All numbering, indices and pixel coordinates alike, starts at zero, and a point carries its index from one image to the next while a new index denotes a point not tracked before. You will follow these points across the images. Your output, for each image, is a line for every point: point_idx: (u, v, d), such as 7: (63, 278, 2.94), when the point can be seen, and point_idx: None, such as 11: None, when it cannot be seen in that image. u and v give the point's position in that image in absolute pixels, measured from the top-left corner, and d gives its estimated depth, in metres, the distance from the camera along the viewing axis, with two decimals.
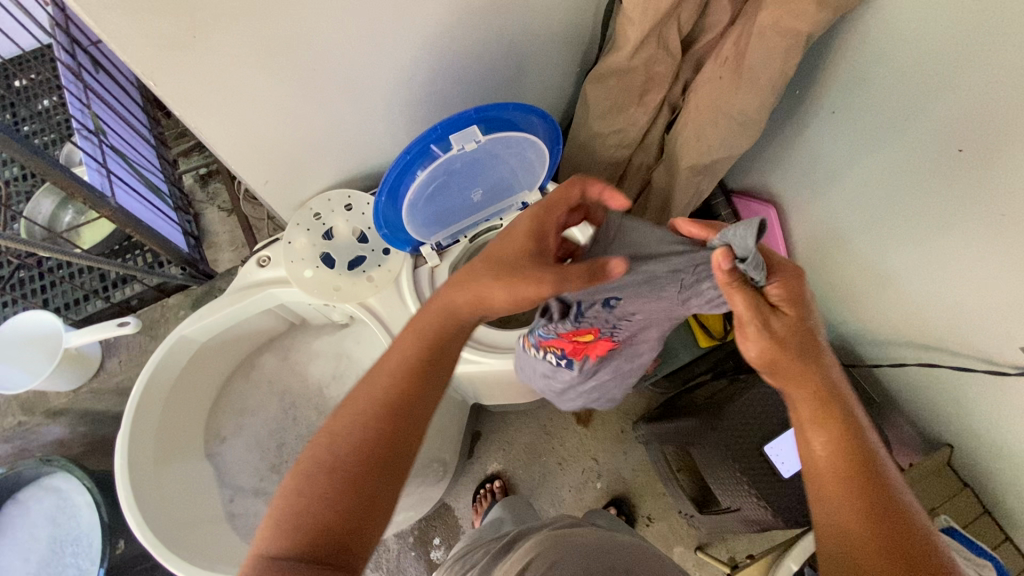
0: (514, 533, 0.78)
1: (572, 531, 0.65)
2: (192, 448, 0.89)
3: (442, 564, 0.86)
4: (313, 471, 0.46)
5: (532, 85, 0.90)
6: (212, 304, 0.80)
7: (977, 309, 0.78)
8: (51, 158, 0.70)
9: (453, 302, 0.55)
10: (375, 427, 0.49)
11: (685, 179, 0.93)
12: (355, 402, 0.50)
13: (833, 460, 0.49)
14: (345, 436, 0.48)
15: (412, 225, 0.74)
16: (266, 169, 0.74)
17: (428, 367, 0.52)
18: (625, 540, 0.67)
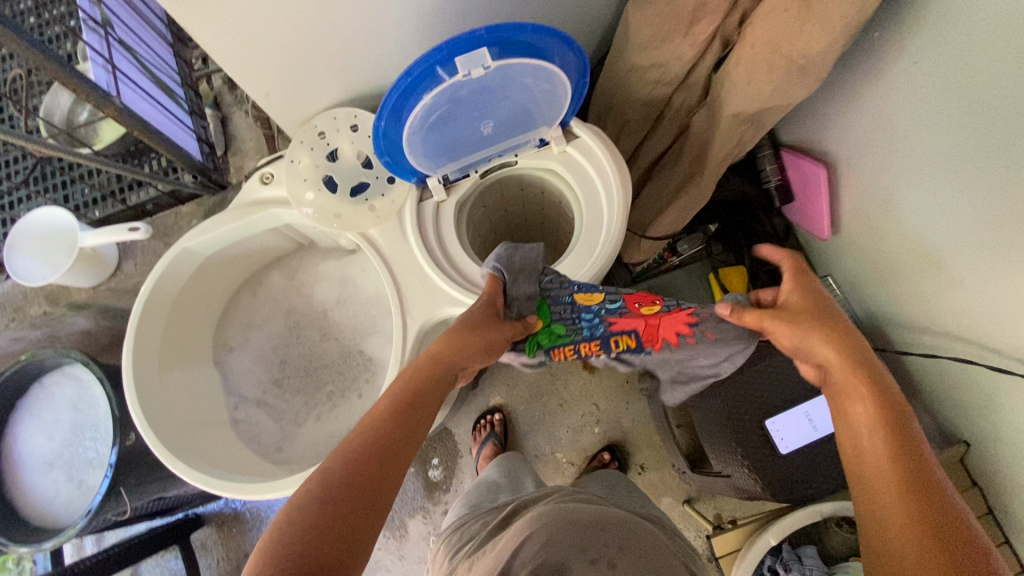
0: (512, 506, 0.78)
1: (569, 505, 0.63)
2: (200, 355, 0.92)
3: (441, 532, 0.87)
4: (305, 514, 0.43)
5: (568, 4, 0.79)
6: (214, 218, 0.79)
7: None
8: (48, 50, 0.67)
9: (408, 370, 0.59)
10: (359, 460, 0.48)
11: (727, 128, 0.84)
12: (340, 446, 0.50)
13: (879, 435, 0.47)
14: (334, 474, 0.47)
15: (417, 155, 0.69)
16: (266, 81, 0.69)
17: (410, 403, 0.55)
18: (619, 513, 0.65)
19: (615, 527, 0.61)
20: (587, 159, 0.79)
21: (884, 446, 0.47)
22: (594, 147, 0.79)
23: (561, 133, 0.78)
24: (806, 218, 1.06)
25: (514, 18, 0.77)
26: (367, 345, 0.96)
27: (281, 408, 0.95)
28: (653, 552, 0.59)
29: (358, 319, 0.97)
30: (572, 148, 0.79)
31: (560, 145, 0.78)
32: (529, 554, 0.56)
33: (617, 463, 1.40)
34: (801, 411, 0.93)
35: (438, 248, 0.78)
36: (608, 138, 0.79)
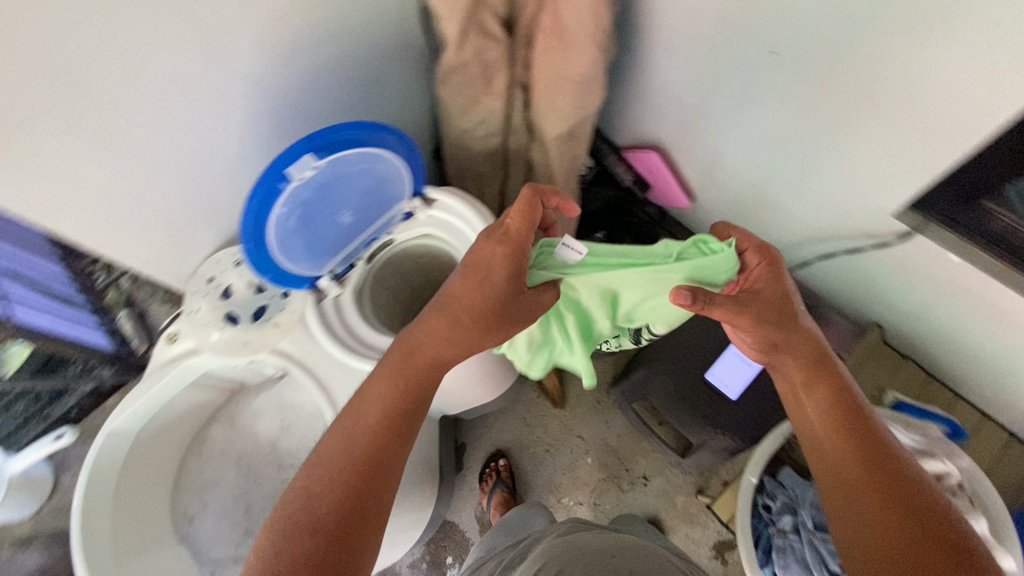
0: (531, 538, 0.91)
1: (587, 542, 0.76)
2: (160, 535, 0.90)
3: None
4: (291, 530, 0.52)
5: (384, 98, 0.94)
6: (133, 391, 0.83)
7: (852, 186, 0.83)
8: None
9: (393, 382, 0.61)
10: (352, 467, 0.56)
11: (557, 149, 0.97)
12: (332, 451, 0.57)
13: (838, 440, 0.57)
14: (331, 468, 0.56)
15: (286, 259, 0.76)
16: (139, 235, 0.77)
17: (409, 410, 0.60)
18: (634, 544, 0.77)
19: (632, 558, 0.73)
20: (450, 214, 0.87)
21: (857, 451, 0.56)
22: (453, 203, 0.87)
23: (420, 202, 0.88)
24: (668, 196, 1.20)
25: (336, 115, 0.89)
26: None
27: None
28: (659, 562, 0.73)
29: (308, 437, 0.97)
30: (434, 210, 0.88)
31: (422, 212, 0.88)
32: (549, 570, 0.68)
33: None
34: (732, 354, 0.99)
35: (346, 333, 0.83)
36: (461, 191, 0.88)
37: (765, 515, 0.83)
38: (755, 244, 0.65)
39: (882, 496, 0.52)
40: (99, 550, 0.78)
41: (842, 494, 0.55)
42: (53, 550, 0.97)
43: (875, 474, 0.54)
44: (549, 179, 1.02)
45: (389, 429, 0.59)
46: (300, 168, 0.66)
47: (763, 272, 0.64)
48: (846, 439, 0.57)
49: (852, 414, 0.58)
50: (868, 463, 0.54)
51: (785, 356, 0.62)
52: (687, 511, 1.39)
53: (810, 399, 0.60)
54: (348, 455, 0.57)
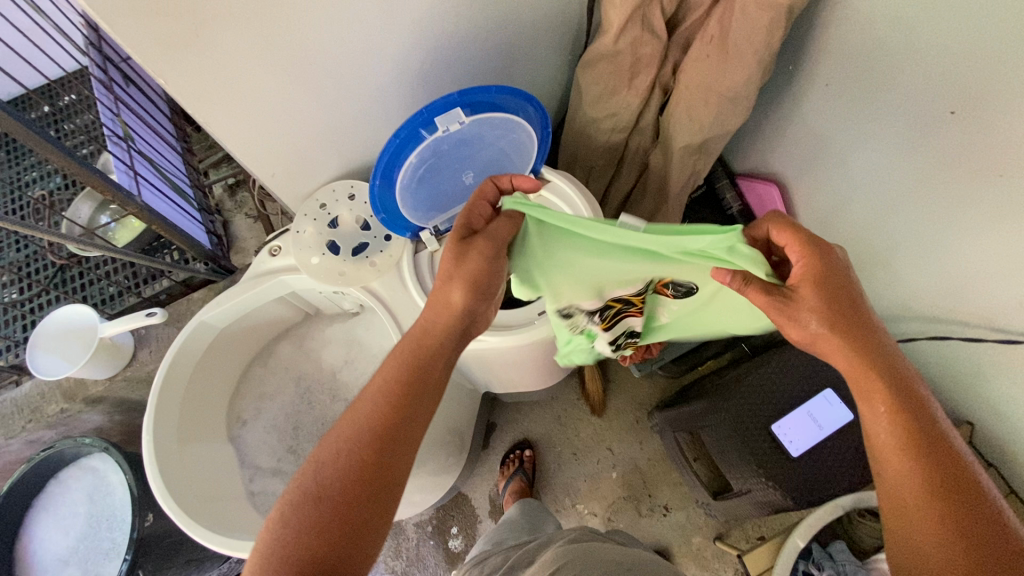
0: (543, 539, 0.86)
1: (599, 546, 0.72)
2: (216, 430, 0.94)
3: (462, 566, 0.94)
4: (303, 508, 0.51)
5: (524, 70, 0.94)
6: (228, 292, 0.86)
7: (997, 273, 0.77)
8: (88, 164, 0.78)
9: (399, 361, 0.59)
10: (358, 444, 0.54)
11: (681, 160, 0.95)
12: (342, 425, 0.56)
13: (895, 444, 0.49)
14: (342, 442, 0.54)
15: (407, 206, 0.77)
16: (274, 153, 0.78)
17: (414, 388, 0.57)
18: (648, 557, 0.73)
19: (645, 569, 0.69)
20: (562, 199, 0.86)
21: (912, 465, 0.48)
22: (566, 187, 0.86)
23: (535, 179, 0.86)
24: None
25: (478, 77, 0.88)
26: None
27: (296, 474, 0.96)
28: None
29: (367, 377, 1.00)
30: (546, 191, 0.87)
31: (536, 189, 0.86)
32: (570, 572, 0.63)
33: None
34: (803, 412, 0.95)
35: None
36: (577, 179, 0.87)
37: None
38: (798, 240, 0.52)
39: (943, 519, 0.45)
40: (164, 428, 0.83)
41: (899, 503, 0.48)
42: None
43: (937, 492, 0.46)
44: (662, 188, 1.00)
45: (408, 415, 0.56)
46: (447, 121, 0.68)
47: (809, 285, 0.51)
48: (904, 442, 0.48)
49: (917, 418, 0.49)
50: (929, 473, 0.47)
51: (837, 347, 0.51)
52: (700, 553, 1.35)
53: (865, 393, 0.50)
54: (361, 430, 0.54)
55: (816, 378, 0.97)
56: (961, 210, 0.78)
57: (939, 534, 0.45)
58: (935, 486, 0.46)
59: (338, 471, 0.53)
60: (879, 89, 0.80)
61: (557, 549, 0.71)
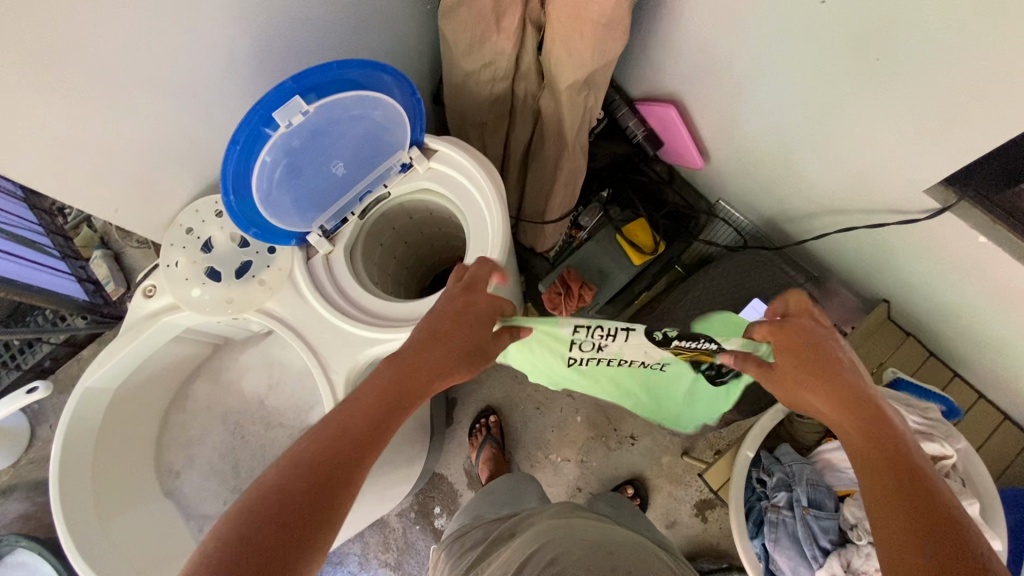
0: (517, 518, 0.84)
1: (575, 528, 0.70)
2: (146, 491, 0.87)
3: (442, 542, 0.93)
4: (215, 540, 0.44)
5: (381, 32, 0.84)
6: (108, 348, 0.77)
7: (890, 159, 0.77)
8: None
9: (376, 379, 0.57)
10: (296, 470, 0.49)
11: (570, 100, 0.89)
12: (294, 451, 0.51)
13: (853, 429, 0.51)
14: (287, 468, 0.49)
15: (274, 211, 0.69)
16: (108, 186, 0.68)
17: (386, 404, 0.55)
18: (628, 538, 0.72)
19: (623, 548, 0.67)
20: (452, 168, 0.81)
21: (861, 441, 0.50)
22: (454, 155, 0.81)
23: (420, 153, 0.80)
24: (681, 155, 1.13)
25: (328, 51, 0.78)
26: (313, 418, 0.94)
27: None
28: (648, 555, 0.68)
29: (298, 396, 0.95)
30: (435, 163, 0.81)
31: (422, 163, 0.80)
32: (534, 567, 0.60)
33: (639, 499, 1.37)
34: None
35: (337, 294, 0.77)
36: (463, 142, 0.81)
37: (758, 489, 0.86)
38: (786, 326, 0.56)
39: (901, 503, 0.44)
40: (80, 511, 0.75)
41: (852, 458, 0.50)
42: (34, 500, 0.95)
43: (897, 476, 0.46)
44: (559, 132, 0.95)
45: (358, 427, 0.53)
46: (288, 113, 0.60)
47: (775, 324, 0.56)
48: (867, 436, 0.49)
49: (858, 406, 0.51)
50: (886, 461, 0.47)
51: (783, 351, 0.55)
52: (672, 471, 1.41)
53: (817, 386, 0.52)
54: (307, 461, 0.49)
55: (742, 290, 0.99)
56: (847, 101, 0.76)
57: (894, 509, 0.44)
58: (897, 471, 0.46)
59: (261, 505, 0.46)
60: None
61: (528, 535, 0.70)
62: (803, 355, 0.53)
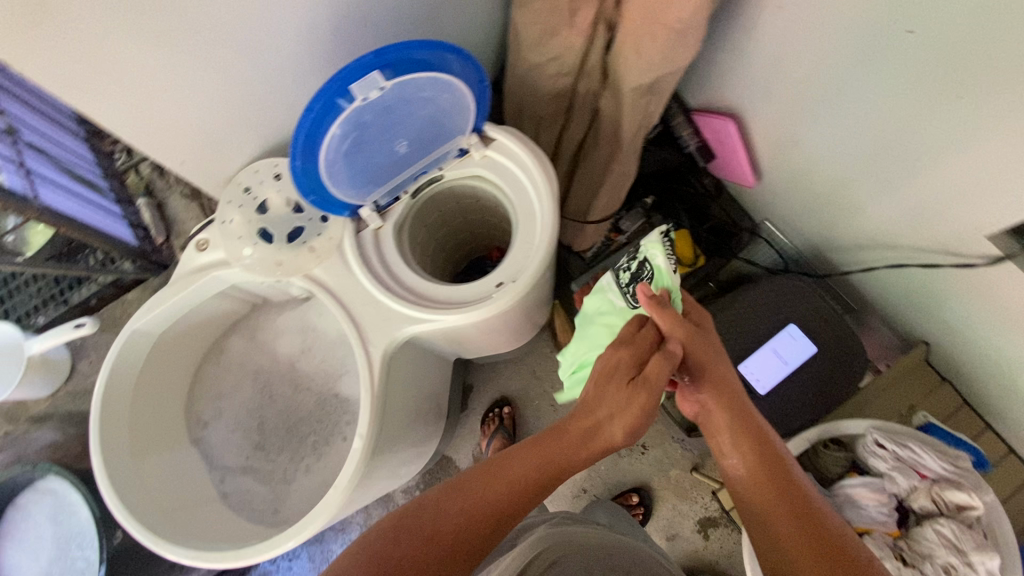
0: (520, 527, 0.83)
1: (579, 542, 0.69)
2: (175, 436, 0.90)
3: None
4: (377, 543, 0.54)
5: (454, 14, 0.84)
6: (158, 296, 0.79)
7: (955, 200, 0.75)
8: None
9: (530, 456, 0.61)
10: (476, 520, 0.57)
11: (632, 103, 0.88)
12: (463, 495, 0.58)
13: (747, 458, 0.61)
14: (449, 512, 0.57)
15: (334, 182, 0.70)
16: (177, 138, 0.69)
17: (542, 485, 0.61)
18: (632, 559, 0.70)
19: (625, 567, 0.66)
20: (507, 158, 0.81)
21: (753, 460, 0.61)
22: (511, 145, 0.81)
23: (477, 139, 0.81)
24: (732, 171, 1.11)
25: (400, 28, 0.79)
26: (340, 387, 0.96)
27: (268, 470, 0.94)
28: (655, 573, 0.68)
29: (328, 363, 0.97)
30: (491, 151, 0.82)
31: (478, 150, 0.81)
32: None
33: (643, 508, 1.37)
34: (768, 350, 0.96)
35: (383, 271, 0.79)
36: (521, 134, 0.81)
37: None
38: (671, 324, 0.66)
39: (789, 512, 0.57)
40: (116, 447, 0.78)
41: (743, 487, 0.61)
42: (68, 431, 0.98)
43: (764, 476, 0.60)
44: (616, 134, 0.94)
45: (512, 501, 0.59)
46: (364, 88, 0.60)
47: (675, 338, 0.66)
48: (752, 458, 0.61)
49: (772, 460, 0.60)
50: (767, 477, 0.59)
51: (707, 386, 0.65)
52: (680, 485, 1.41)
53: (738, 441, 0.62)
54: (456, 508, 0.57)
55: (779, 314, 0.98)
56: (919, 136, 0.75)
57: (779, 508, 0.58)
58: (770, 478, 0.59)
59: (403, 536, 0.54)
60: (834, 8, 0.74)
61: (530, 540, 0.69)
62: (727, 405, 0.63)
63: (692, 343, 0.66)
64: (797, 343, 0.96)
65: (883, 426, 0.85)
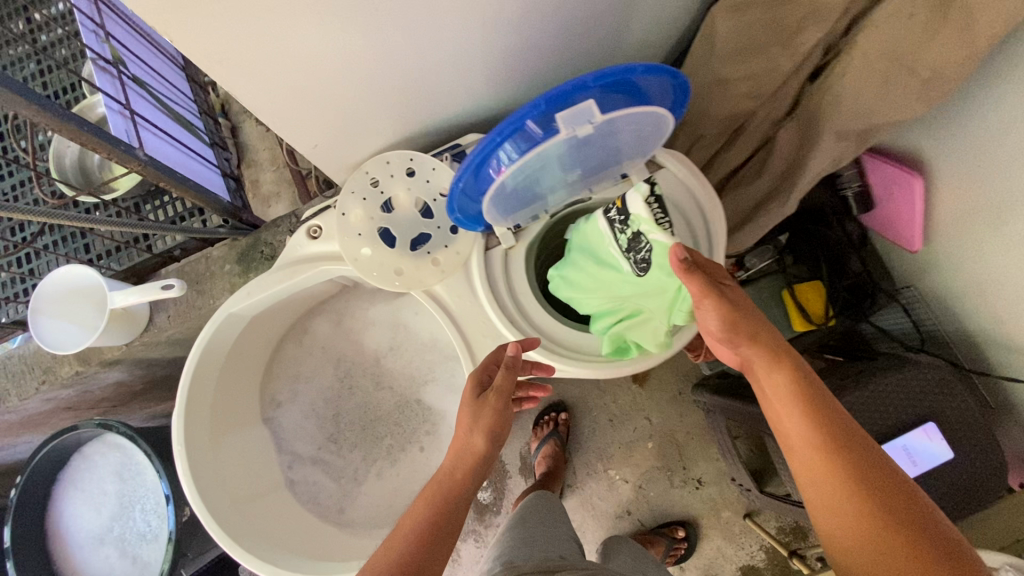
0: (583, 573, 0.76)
1: None
2: (249, 416, 0.85)
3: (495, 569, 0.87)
4: None
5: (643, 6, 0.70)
6: (259, 280, 0.71)
7: None
8: (80, 120, 0.60)
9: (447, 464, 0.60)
10: (422, 515, 0.56)
11: (824, 146, 0.74)
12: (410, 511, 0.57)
13: (797, 427, 0.54)
14: (404, 528, 0.55)
15: (490, 207, 0.60)
16: (315, 114, 0.59)
17: (458, 482, 0.59)
18: None
19: None
20: (673, 193, 0.70)
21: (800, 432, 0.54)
22: (681, 179, 0.70)
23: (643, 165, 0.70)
24: (890, 228, 0.97)
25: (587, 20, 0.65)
26: (425, 394, 0.90)
27: (338, 465, 0.89)
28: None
29: (415, 366, 0.90)
30: (655, 181, 0.71)
31: (642, 178, 0.69)
32: None
33: (687, 543, 1.33)
34: (899, 446, 0.86)
35: (512, 304, 0.69)
36: (696, 168, 0.70)
37: None
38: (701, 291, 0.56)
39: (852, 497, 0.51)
40: (196, 430, 0.73)
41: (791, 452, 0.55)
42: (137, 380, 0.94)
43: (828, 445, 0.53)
44: (788, 175, 0.81)
45: (455, 480, 0.59)
46: (574, 120, 0.50)
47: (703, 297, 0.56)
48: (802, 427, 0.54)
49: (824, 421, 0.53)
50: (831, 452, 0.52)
51: (746, 347, 0.57)
52: (728, 527, 1.36)
53: (780, 397, 0.56)
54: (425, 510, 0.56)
55: (918, 406, 0.88)
56: None
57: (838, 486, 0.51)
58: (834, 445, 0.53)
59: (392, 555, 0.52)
60: None
61: None
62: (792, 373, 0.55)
63: (731, 298, 0.57)
64: (931, 445, 0.86)
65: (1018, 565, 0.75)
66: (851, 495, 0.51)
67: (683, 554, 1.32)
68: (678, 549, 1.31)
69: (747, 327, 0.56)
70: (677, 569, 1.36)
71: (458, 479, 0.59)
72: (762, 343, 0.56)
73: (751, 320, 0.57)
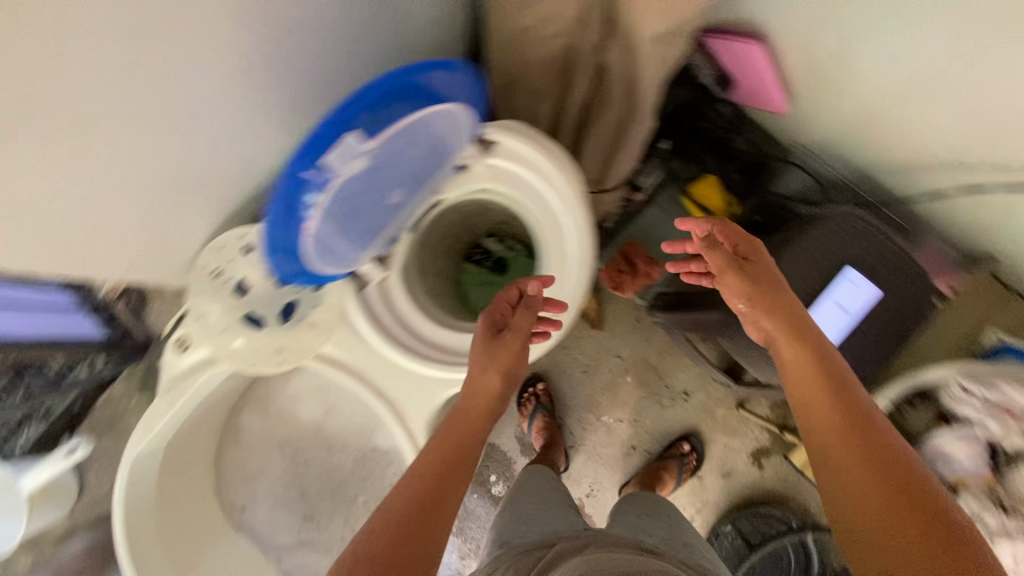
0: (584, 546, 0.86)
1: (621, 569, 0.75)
2: (215, 534, 0.82)
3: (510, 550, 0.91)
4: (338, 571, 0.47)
5: None
6: (149, 412, 0.67)
7: None
8: None
9: (460, 439, 0.58)
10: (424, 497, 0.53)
11: (648, 54, 0.72)
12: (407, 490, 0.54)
13: (825, 410, 0.54)
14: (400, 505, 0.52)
15: (344, 263, 0.60)
16: (114, 233, 0.55)
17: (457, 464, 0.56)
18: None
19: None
20: (518, 163, 0.67)
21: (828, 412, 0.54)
22: (520, 146, 0.67)
23: (478, 147, 0.66)
24: (755, 97, 0.96)
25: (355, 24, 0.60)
26: (379, 438, 0.88)
27: (325, 539, 0.87)
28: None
29: (359, 416, 0.88)
30: (496, 158, 0.67)
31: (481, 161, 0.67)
32: None
33: (695, 453, 1.37)
34: (830, 301, 0.88)
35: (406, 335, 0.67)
36: (530, 129, 0.66)
37: None
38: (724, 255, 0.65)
39: (867, 475, 0.50)
40: None
41: (815, 444, 0.54)
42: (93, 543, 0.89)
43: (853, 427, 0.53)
44: (631, 92, 0.78)
45: (459, 464, 0.56)
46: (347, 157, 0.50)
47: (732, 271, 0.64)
48: (836, 408, 0.54)
49: (854, 409, 0.54)
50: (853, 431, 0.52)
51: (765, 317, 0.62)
52: (727, 423, 1.40)
53: (802, 382, 0.57)
54: (421, 491, 0.53)
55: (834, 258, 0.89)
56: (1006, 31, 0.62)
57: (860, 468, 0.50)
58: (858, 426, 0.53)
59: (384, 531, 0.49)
60: None
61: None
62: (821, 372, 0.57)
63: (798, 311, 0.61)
64: (860, 290, 0.87)
65: (967, 368, 0.79)
66: (867, 473, 0.50)
67: (696, 465, 1.37)
68: (689, 463, 1.35)
69: (775, 295, 0.62)
70: (696, 478, 1.40)
71: (462, 462, 0.57)
72: (795, 322, 0.60)
73: (800, 323, 0.61)
